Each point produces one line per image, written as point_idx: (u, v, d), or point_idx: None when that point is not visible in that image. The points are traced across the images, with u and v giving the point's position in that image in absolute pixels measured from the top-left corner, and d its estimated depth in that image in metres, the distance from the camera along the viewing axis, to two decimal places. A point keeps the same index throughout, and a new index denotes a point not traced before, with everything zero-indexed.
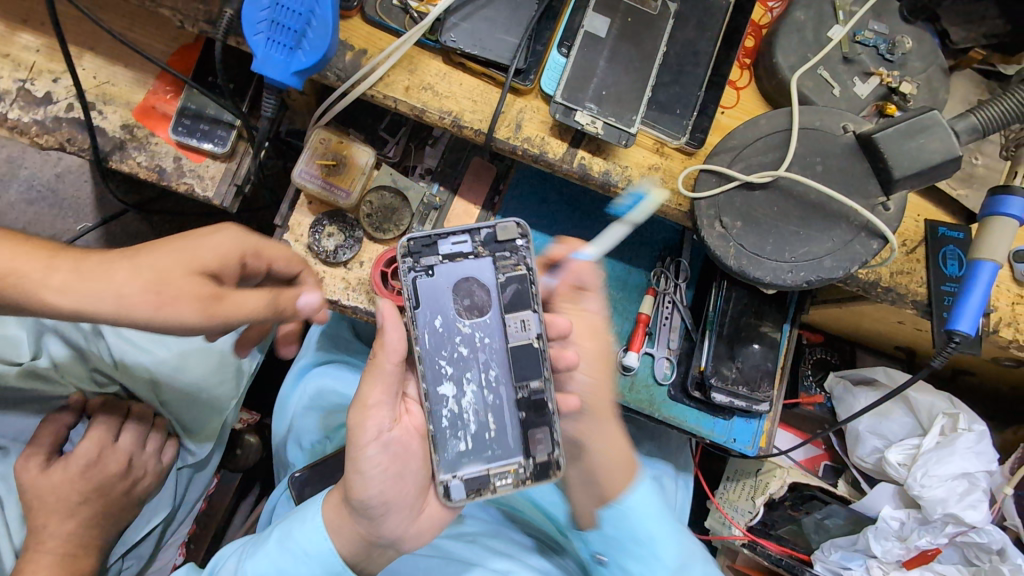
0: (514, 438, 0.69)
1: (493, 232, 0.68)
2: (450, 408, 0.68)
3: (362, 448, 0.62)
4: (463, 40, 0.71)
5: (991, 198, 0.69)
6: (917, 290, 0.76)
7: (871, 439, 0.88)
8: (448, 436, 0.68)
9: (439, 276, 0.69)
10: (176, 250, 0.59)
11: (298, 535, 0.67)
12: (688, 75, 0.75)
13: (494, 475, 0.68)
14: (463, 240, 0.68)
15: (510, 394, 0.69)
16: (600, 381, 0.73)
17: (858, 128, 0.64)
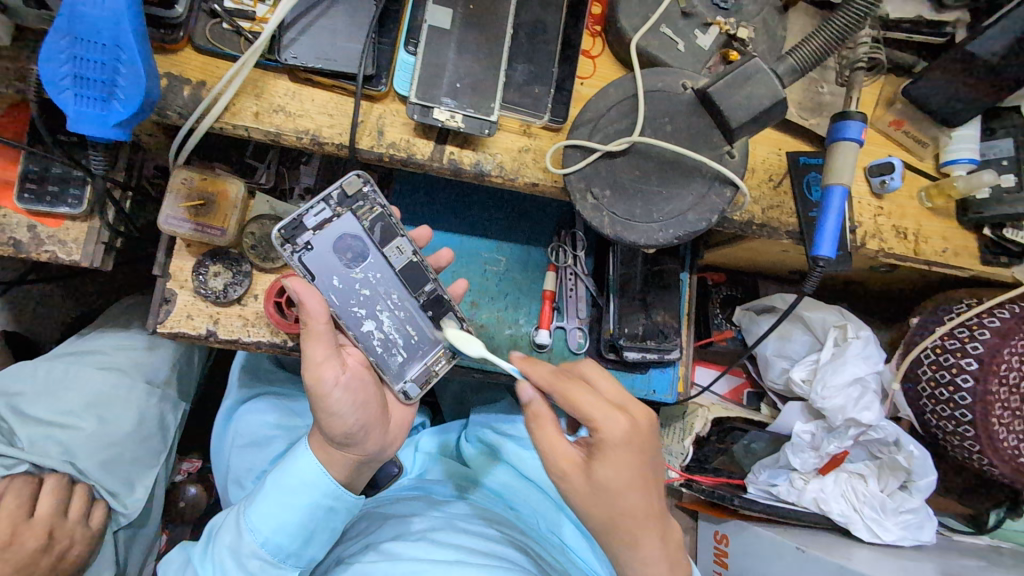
0: (429, 328, 0.76)
1: (341, 189, 0.71)
2: (378, 327, 0.74)
3: (328, 395, 0.68)
4: (304, 56, 0.70)
5: (833, 126, 0.74)
6: (789, 221, 0.81)
7: (778, 363, 0.95)
8: (385, 356, 0.75)
9: (318, 245, 0.71)
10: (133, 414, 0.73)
11: (293, 476, 0.72)
12: (540, 53, 0.76)
13: (432, 366, 0.77)
14: (321, 202, 0.70)
15: (412, 304, 0.75)
16: (627, 471, 0.63)
17: (696, 84, 0.67)
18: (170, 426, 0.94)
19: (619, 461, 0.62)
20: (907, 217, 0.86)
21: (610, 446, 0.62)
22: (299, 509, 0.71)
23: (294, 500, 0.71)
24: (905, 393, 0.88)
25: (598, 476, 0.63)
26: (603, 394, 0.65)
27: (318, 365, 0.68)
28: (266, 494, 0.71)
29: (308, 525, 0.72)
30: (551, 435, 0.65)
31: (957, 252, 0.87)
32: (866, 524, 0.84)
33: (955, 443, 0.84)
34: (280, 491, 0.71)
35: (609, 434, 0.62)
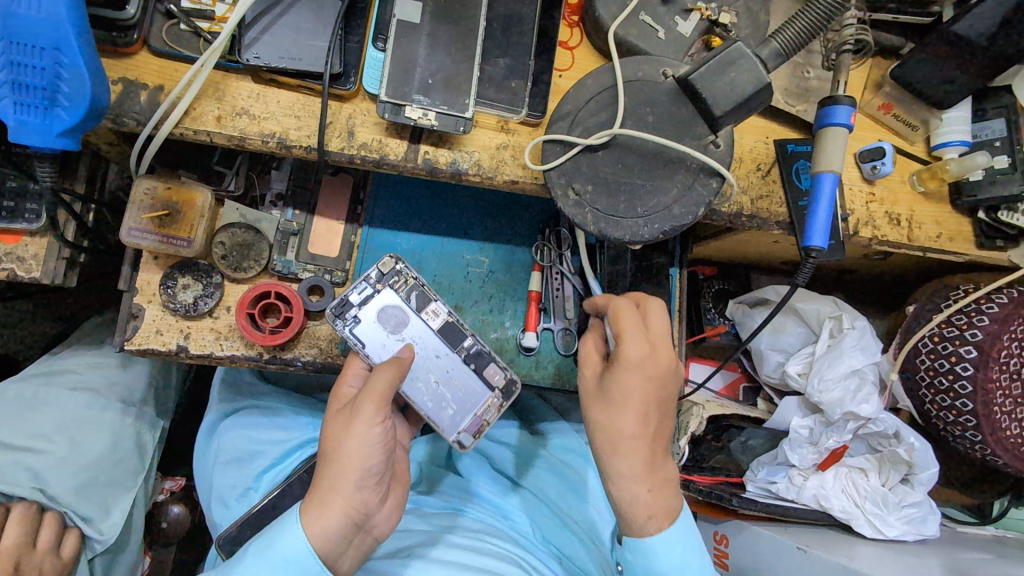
0: (476, 380, 0.75)
1: (378, 269, 0.74)
2: (427, 386, 0.74)
3: (364, 435, 0.65)
4: (267, 56, 0.66)
5: (821, 111, 0.72)
6: (778, 211, 0.79)
7: (774, 356, 0.93)
8: (436, 409, 0.74)
9: (367, 318, 0.73)
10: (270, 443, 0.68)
11: (274, 552, 0.62)
12: (515, 44, 0.73)
13: (483, 416, 0.75)
14: (361, 286, 0.73)
15: (457, 360, 0.75)
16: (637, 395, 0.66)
17: (677, 72, 0.64)
18: (148, 446, 0.91)
19: (632, 370, 0.66)
20: (900, 203, 0.84)
21: (628, 365, 0.66)
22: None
23: (275, 570, 0.61)
24: (903, 383, 0.85)
25: (609, 391, 0.67)
26: (654, 329, 0.68)
27: (362, 420, 0.66)
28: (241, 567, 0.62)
29: None
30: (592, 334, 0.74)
31: (952, 237, 0.85)
32: (868, 520, 0.82)
33: (956, 433, 0.81)
34: (262, 562, 0.62)
35: (633, 354, 0.66)
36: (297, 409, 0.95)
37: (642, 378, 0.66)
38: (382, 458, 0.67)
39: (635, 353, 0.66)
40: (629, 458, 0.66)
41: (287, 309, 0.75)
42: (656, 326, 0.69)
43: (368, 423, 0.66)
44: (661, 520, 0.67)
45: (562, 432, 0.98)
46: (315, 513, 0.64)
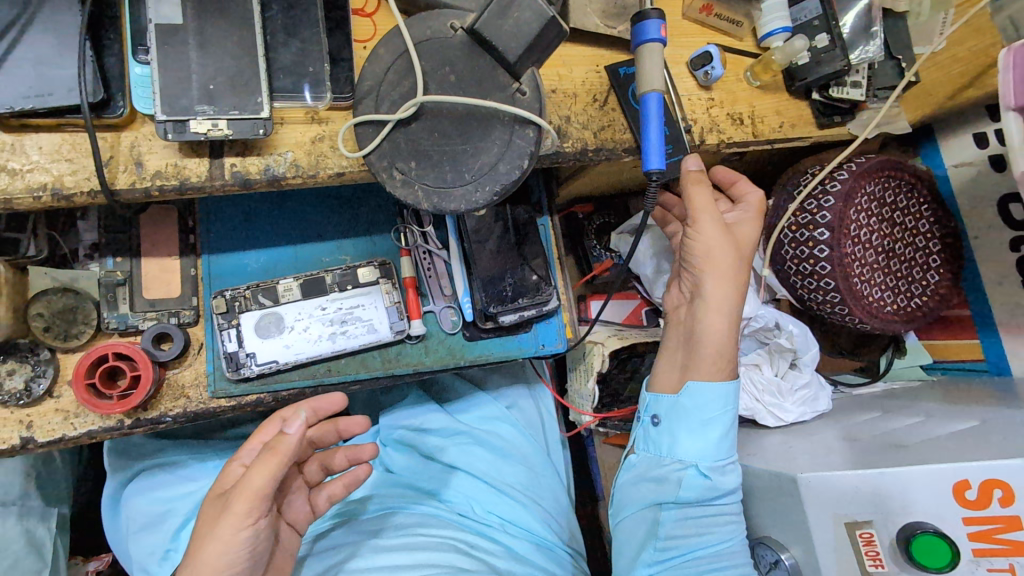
0: (364, 299, 0.79)
1: (214, 313, 0.74)
2: (334, 334, 0.78)
3: (218, 542, 0.59)
4: (7, 99, 0.57)
5: (634, 29, 0.69)
6: (622, 139, 0.78)
7: (660, 278, 0.95)
8: (362, 335, 0.79)
9: (253, 345, 0.74)
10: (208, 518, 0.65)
11: None
12: (302, 24, 0.66)
13: (394, 300, 0.80)
14: (228, 331, 0.73)
15: (347, 296, 0.79)
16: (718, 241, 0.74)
17: (464, 22, 0.59)
18: (44, 541, 0.85)
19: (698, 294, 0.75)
20: (739, 101, 0.85)
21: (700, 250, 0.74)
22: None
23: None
24: (776, 275, 0.88)
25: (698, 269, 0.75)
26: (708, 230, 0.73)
27: (224, 523, 0.59)
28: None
29: None
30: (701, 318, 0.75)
31: (794, 124, 0.87)
32: (769, 411, 0.86)
33: (828, 310, 0.85)
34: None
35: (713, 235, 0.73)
36: (200, 456, 0.91)
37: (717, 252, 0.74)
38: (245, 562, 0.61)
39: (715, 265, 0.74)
40: (719, 297, 0.74)
41: (132, 367, 0.68)
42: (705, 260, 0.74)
43: (233, 529, 0.59)
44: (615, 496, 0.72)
45: (481, 404, 1.01)
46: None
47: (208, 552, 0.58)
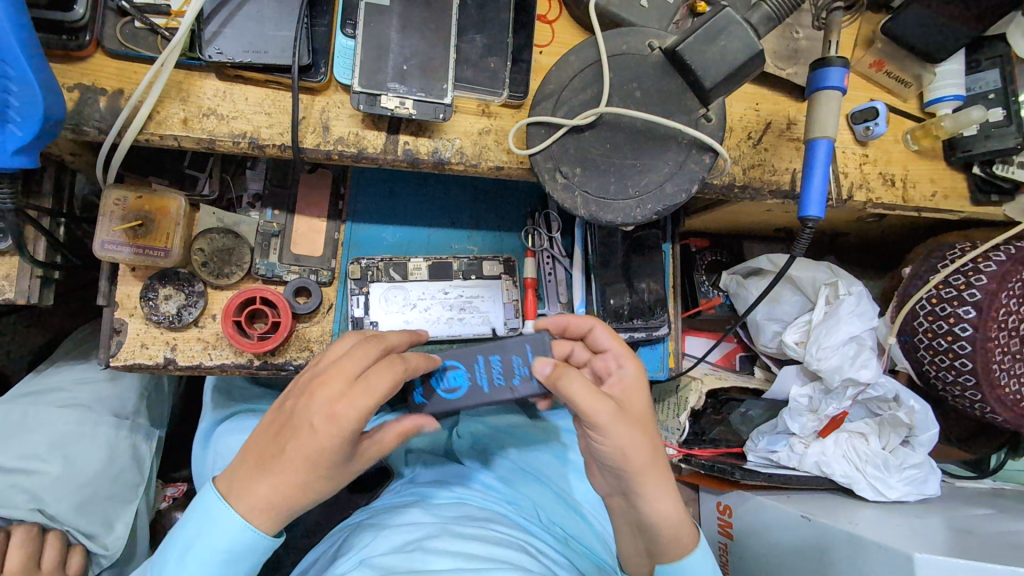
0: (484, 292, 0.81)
1: (349, 278, 0.77)
2: (450, 319, 0.79)
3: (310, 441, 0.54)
4: (230, 51, 0.62)
5: (813, 74, 0.69)
6: (771, 180, 0.76)
7: (770, 326, 0.93)
8: (476, 325, 0.80)
9: (377, 314, 0.77)
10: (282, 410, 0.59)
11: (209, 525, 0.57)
12: (492, 22, 0.69)
13: (512, 298, 0.82)
14: (357, 297, 0.77)
15: (470, 285, 0.81)
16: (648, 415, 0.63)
17: (663, 43, 0.61)
18: (145, 458, 0.91)
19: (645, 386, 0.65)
20: (894, 163, 0.82)
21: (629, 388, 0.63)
22: (209, 560, 0.57)
23: (206, 545, 0.57)
24: (901, 346, 0.86)
25: (631, 413, 0.61)
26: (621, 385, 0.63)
27: (324, 423, 0.54)
28: (175, 548, 0.59)
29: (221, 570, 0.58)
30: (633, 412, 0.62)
31: (947, 195, 0.83)
32: (869, 483, 0.83)
33: (956, 392, 0.82)
34: (193, 551, 0.57)
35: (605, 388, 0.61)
36: None
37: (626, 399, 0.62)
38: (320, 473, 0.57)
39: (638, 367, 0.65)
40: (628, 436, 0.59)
41: (273, 313, 0.73)
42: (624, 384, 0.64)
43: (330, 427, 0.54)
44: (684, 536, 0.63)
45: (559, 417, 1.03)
46: (243, 493, 0.57)
47: (305, 441, 0.54)
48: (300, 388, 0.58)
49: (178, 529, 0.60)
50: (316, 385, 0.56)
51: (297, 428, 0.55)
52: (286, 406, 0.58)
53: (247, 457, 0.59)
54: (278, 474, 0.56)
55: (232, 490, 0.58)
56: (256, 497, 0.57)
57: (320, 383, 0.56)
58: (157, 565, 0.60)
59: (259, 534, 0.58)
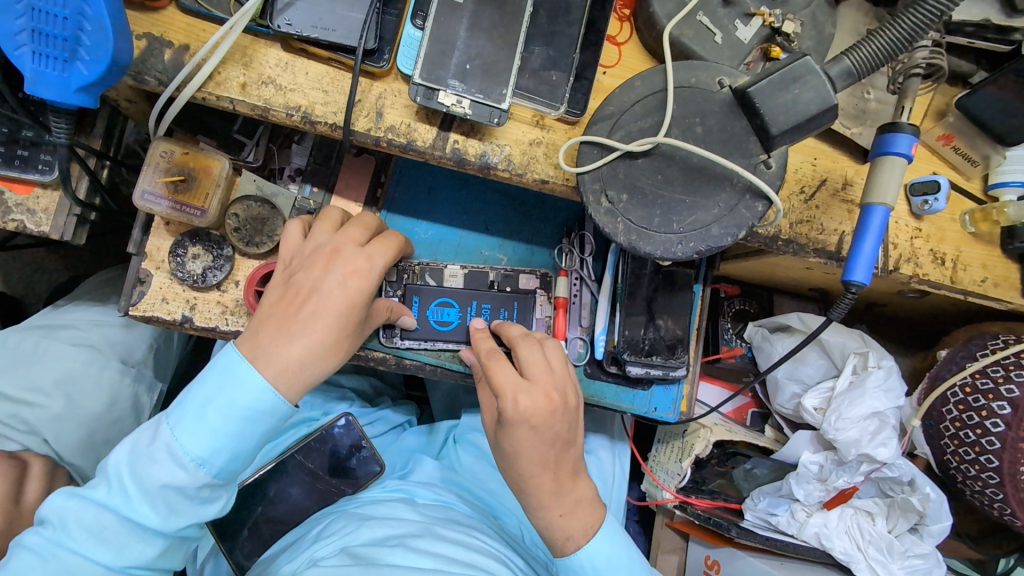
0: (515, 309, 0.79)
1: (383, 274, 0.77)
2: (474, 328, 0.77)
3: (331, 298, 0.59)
4: (300, 24, 0.62)
5: (881, 137, 0.66)
6: (817, 239, 0.74)
7: (790, 386, 0.90)
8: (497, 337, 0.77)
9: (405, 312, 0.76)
10: (271, 303, 0.61)
11: (230, 388, 0.57)
12: (560, 35, 0.68)
13: (541, 315, 0.80)
14: (390, 297, 0.77)
15: (503, 296, 0.79)
16: (535, 447, 0.63)
17: (734, 82, 0.60)
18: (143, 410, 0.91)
19: (528, 425, 0.62)
20: (947, 241, 0.79)
21: (525, 416, 0.62)
22: (230, 417, 0.56)
23: (227, 403, 0.56)
24: (924, 431, 0.83)
25: (505, 445, 0.65)
26: (529, 405, 0.62)
27: (333, 278, 0.60)
28: (191, 403, 0.57)
29: (240, 436, 0.57)
30: (532, 432, 0.63)
31: (997, 283, 0.80)
32: (868, 564, 0.80)
33: (976, 487, 0.79)
34: (214, 406, 0.56)
35: (512, 406, 0.62)
36: None
37: (534, 431, 0.62)
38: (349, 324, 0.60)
39: (531, 405, 0.62)
40: (531, 448, 0.63)
41: None
42: (522, 404, 0.62)
43: (345, 278, 0.60)
44: (615, 553, 0.68)
45: None
46: (269, 357, 0.58)
47: (338, 293, 0.59)
48: (292, 281, 0.61)
49: (192, 389, 0.58)
50: (334, 256, 0.61)
51: (322, 286, 0.59)
52: (300, 275, 0.61)
53: (265, 325, 0.59)
54: (307, 330, 0.58)
55: (255, 353, 0.58)
56: (282, 362, 0.58)
57: (335, 253, 0.61)
58: (169, 420, 0.57)
59: (280, 400, 0.58)
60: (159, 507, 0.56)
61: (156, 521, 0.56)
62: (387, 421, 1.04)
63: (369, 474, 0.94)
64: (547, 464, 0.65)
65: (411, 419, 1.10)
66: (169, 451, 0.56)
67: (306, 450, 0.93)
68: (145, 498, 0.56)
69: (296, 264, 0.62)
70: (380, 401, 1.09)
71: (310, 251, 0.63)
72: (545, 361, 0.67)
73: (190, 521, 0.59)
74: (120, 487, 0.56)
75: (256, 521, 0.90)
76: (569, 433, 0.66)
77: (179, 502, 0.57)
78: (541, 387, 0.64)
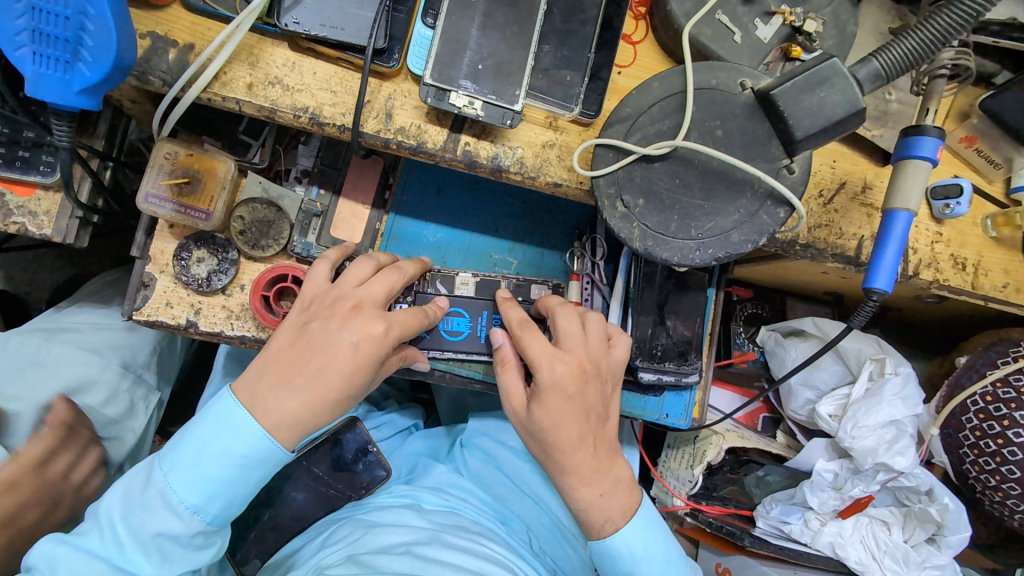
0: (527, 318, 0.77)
1: None
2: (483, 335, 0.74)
3: (338, 359, 0.56)
4: (307, 22, 0.61)
5: (904, 140, 0.65)
6: (836, 243, 0.72)
7: (803, 392, 0.88)
8: None
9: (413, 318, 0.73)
10: (282, 349, 0.57)
11: (223, 436, 0.55)
12: (575, 34, 0.66)
13: None
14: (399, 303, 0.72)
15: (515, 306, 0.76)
16: (568, 420, 0.61)
17: (756, 83, 0.58)
18: (146, 413, 0.90)
19: (561, 395, 0.61)
20: (968, 246, 0.77)
21: (558, 386, 0.60)
22: (225, 463, 0.55)
23: (223, 449, 0.55)
24: (942, 439, 0.81)
25: (537, 421, 0.62)
26: (563, 372, 0.61)
27: (345, 342, 0.56)
28: (183, 450, 0.56)
29: (233, 482, 0.56)
30: (566, 403, 0.61)
31: (1019, 289, 0.78)
32: (884, 574, 0.79)
33: (995, 498, 0.77)
34: (209, 450, 0.55)
35: (546, 377, 0.60)
36: None
37: (569, 401, 0.61)
38: (360, 375, 0.57)
39: (564, 374, 0.61)
40: (562, 423, 0.61)
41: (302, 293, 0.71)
42: (556, 372, 0.60)
43: (355, 344, 0.56)
44: (629, 566, 0.67)
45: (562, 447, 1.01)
46: (267, 408, 0.56)
47: (345, 357, 0.56)
48: (307, 331, 0.57)
49: (185, 433, 0.57)
50: (354, 313, 0.57)
51: (333, 345, 0.56)
52: (315, 325, 0.57)
53: (268, 371, 0.57)
54: (311, 392, 0.55)
55: (254, 401, 0.56)
56: (281, 414, 0.56)
57: (356, 309, 0.58)
58: (161, 466, 0.57)
59: (278, 445, 0.57)
60: (151, 555, 0.56)
61: (148, 569, 0.56)
62: (394, 425, 1.03)
63: (374, 479, 0.93)
64: (585, 442, 0.63)
65: (417, 422, 1.08)
66: (162, 499, 0.55)
67: (312, 455, 0.91)
68: (137, 546, 0.56)
69: (310, 317, 0.59)
70: (385, 404, 1.08)
71: (327, 301, 0.59)
72: (582, 331, 0.64)
73: (183, 567, 0.58)
74: (112, 536, 0.56)
75: (262, 526, 0.89)
76: (600, 407, 0.64)
77: (172, 549, 0.57)
78: (576, 357, 0.62)
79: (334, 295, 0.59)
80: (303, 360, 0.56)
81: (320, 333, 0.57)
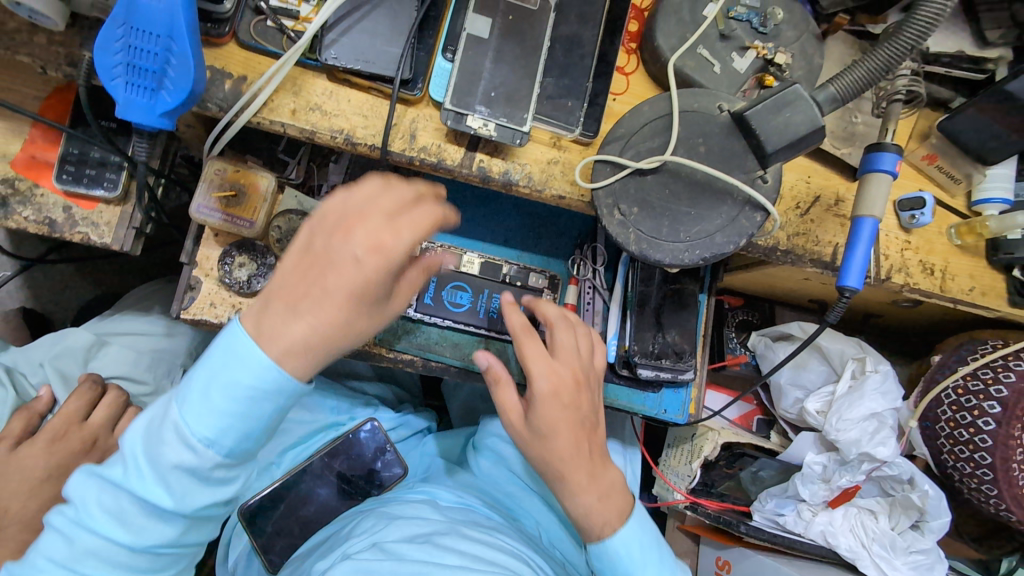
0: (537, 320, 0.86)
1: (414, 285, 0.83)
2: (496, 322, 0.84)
3: (340, 279, 0.56)
4: (344, 57, 0.70)
5: (867, 156, 0.73)
6: (812, 249, 0.80)
7: (792, 391, 0.95)
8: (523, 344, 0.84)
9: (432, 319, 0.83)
10: (285, 275, 0.58)
11: (233, 371, 0.55)
12: (575, 66, 0.76)
13: None
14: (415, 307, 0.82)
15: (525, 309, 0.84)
16: (563, 427, 0.69)
17: (732, 107, 0.67)
18: None
19: (555, 402, 0.68)
20: (935, 253, 0.85)
21: (551, 395, 0.68)
22: (235, 394, 0.55)
23: (232, 379, 0.55)
24: (921, 431, 0.87)
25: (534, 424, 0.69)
26: (561, 378, 0.69)
27: (345, 261, 0.55)
28: (194, 383, 0.56)
29: (246, 414, 0.56)
30: (560, 410, 0.69)
31: (984, 292, 0.85)
32: (873, 561, 0.84)
33: (972, 485, 0.83)
34: (217, 383, 0.56)
35: (542, 385, 0.68)
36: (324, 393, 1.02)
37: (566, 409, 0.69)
38: (365, 302, 0.57)
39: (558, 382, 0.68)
40: (557, 428, 0.69)
41: None
42: (555, 380, 0.68)
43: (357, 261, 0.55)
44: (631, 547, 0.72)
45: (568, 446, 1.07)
46: (275, 335, 0.56)
47: (350, 269, 0.55)
48: (306, 254, 0.57)
49: (196, 368, 0.57)
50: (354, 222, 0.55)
51: (338, 260, 0.55)
52: (318, 242, 0.57)
53: (273, 299, 0.57)
54: (317, 312, 0.56)
55: (261, 332, 0.57)
56: (288, 340, 0.56)
57: (357, 216, 0.55)
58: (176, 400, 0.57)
59: (287, 375, 0.56)
60: (171, 486, 0.57)
61: (169, 500, 0.58)
62: (410, 426, 1.08)
63: (392, 476, 0.99)
64: (584, 455, 0.71)
65: (432, 425, 1.13)
66: (176, 432, 0.56)
67: (334, 453, 0.97)
68: (159, 477, 0.57)
69: (306, 243, 0.57)
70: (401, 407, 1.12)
71: (321, 224, 0.56)
72: (574, 344, 0.72)
73: (204, 499, 0.60)
74: (134, 466, 0.57)
75: (286, 520, 0.95)
76: (591, 418, 0.72)
77: (190, 480, 0.58)
78: (569, 369, 0.70)
79: (333, 216, 0.56)
80: (308, 279, 0.57)
81: (319, 256, 0.57)
